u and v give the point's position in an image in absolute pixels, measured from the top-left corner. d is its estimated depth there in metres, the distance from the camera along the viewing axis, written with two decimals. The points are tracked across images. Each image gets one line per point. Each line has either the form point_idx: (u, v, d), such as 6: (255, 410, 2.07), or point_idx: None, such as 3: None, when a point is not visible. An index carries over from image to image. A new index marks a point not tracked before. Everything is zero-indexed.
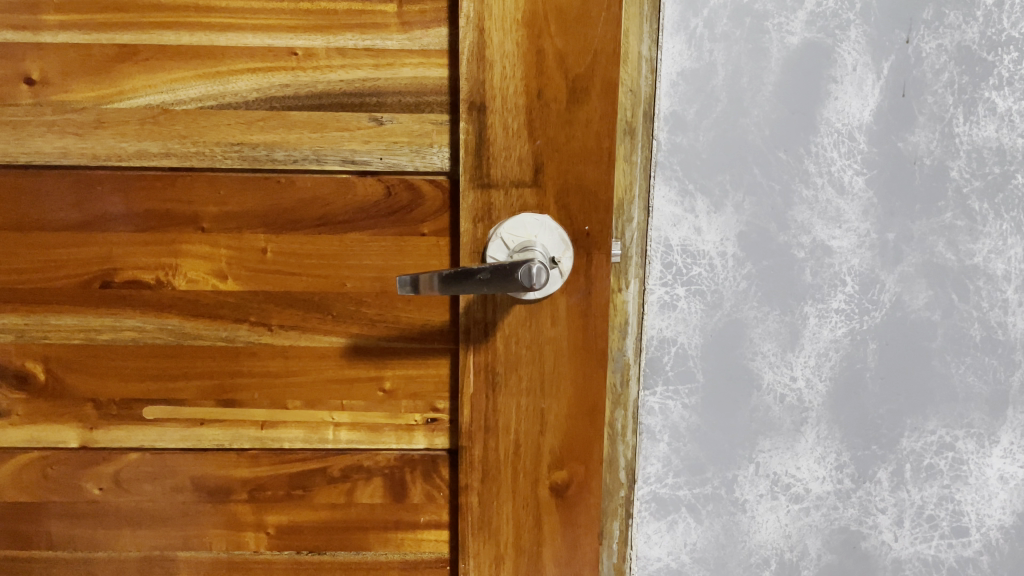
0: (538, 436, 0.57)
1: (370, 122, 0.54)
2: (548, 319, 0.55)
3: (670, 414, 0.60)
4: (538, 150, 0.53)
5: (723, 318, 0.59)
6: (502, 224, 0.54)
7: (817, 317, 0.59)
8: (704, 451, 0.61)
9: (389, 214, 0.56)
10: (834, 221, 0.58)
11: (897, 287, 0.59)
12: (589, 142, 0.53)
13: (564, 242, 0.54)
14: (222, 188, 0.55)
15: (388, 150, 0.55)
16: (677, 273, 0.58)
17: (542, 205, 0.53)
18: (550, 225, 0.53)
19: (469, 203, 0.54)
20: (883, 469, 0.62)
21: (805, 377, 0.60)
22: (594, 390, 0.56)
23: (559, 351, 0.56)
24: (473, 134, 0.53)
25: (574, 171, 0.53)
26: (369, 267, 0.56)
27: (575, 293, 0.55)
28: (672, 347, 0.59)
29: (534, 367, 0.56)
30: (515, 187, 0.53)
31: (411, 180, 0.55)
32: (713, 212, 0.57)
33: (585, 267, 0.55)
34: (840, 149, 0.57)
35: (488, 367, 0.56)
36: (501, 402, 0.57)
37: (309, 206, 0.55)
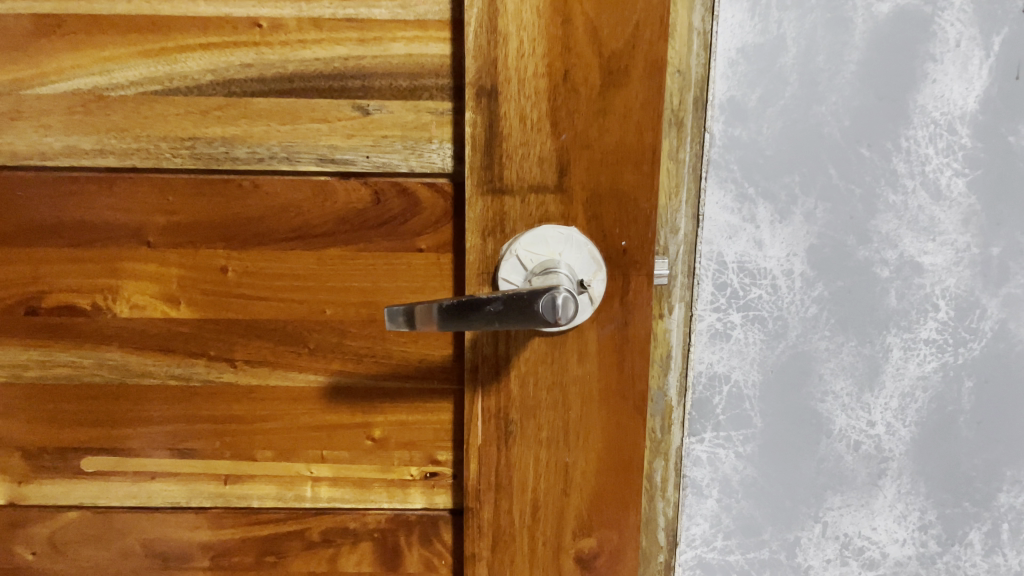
0: (561, 497, 0.47)
1: (353, 110, 0.43)
2: (574, 355, 0.44)
3: (720, 465, 0.50)
4: (564, 147, 0.42)
5: (788, 351, 0.48)
6: (518, 240, 0.43)
7: (902, 349, 0.48)
8: (760, 509, 0.51)
9: (378, 225, 0.45)
10: (926, 233, 0.47)
11: (1001, 313, 0.48)
12: (628, 137, 0.42)
13: (595, 262, 0.43)
14: (172, 193, 0.44)
15: (376, 147, 0.44)
16: (732, 296, 0.48)
17: (569, 215, 0.43)
18: (578, 240, 0.42)
19: (478, 213, 0.43)
20: (975, 530, 0.51)
21: (885, 422, 0.49)
22: (630, 442, 0.46)
23: (587, 394, 0.45)
24: (482, 127, 0.42)
25: (608, 173, 0.42)
26: (354, 291, 0.46)
27: (608, 324, 0.44)
28: (724, 385, 0.49)
29: (557, 414, 0.45)
30: (535, 193, 0.43)
31: (405, 183, 0.44)
32: (778, 221, 0.47)
33: (621, 294, 0.44)
34: (937, 143, 0.46)
35: (501, 413, 0.46)
36: (515, 456, 0.46)
37: (279, 214, 0.45)
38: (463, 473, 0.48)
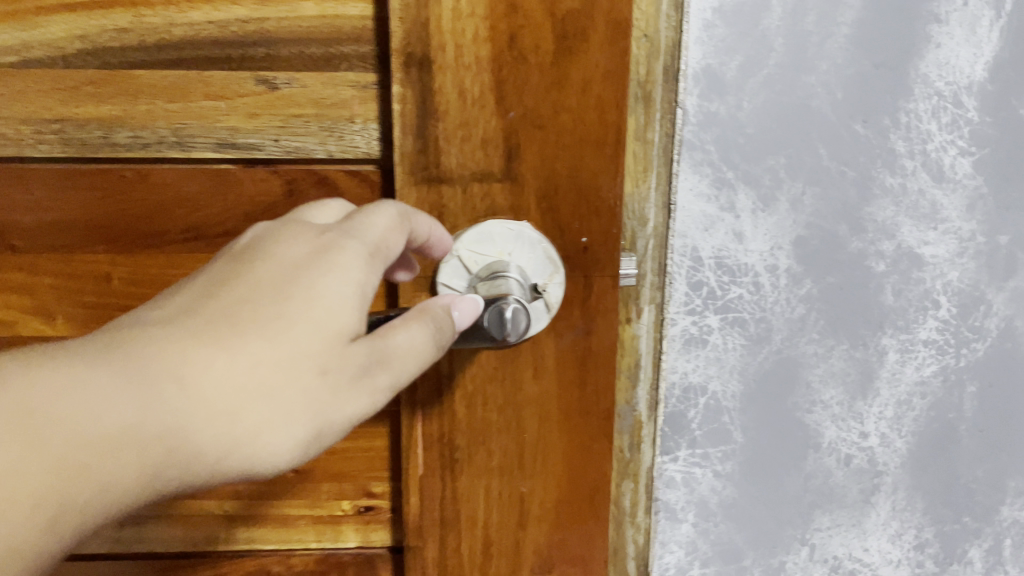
0: (516, 531, 0.40)
1: (258, 86, 0.36)
2: (528, 370, 0.38)
3: (696, 486, 0.44)
4: (511, 126, 0.35)
5: (771, 357, 0.43)
6: (461, 238, 0.36)
7: (899, 352, 0.43)
8: (741, 533, 0.45)
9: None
10: (927, 220, 0.41)
11: (1008, 309, 0.43)
12: (588, 115, 0.35)
13: (551, 262, 0.36)
14: (40, 189, 0.37)
15: (286, 127, 0.36)
16: (708, 296, 0.42)
17: (519, 207, 0.36)
18: (531, 237, 0.36)
19: (411, 205, 0.36)
20: (975, 547, 0.46)
21: (879, 433, 0.44)
22: (595, 468, 0.40)
23: (545, 414, 0.39)
24: (414, 104, 0.35)
25: (565, 157, 0.36)
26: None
27: (567, 333, 0.38)
28: (700, 398, 0.43)
29: (510, 438, 0.39)
30: (478, 181, 0.36)
31: (325, 172, 0.37)
32: (760, 209, 0.40)
33: (582, 297, 0.38)
34: (941, 118, 0.40)
35: (444, 438, 0.39)
36: (463, 486, 0.40)
37: (172, 210, 0.37)
38: (402, 507, 0.41)
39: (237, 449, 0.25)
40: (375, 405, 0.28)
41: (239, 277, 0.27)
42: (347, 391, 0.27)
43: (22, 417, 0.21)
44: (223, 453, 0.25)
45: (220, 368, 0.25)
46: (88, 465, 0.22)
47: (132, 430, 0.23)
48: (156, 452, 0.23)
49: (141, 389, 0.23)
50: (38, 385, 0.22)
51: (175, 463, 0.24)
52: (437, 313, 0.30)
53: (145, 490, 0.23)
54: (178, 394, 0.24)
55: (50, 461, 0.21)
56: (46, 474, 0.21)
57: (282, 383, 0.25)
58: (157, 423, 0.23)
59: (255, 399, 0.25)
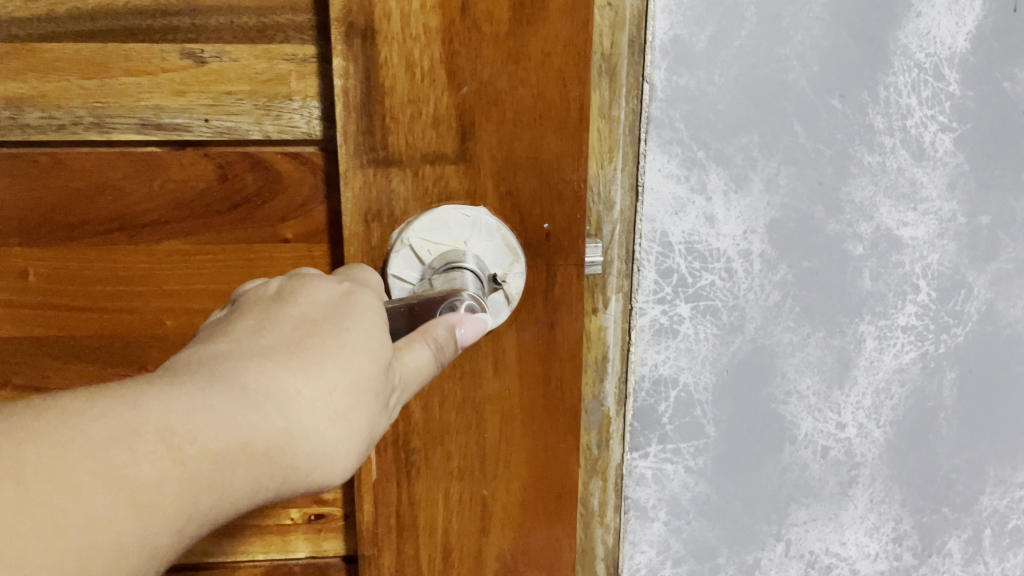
0: (478, 537, 0.38)
1: (183, 59, 0.33)
2: (488, 366, 0.36)
3: (668, 483, 0.42)
4: (464, 103, 0.32)
5: (745, 346, 0.40)
6: (411, 227, 0.33)
7: (877, 339, 0.41)
8: (715, 530, 0.43)
9: (229, 210, 0.35)
10: (906, 200, 0.39)
11: (989, 293, 0.41)
12: (548, 91, 0.32)
13: (510, 251, 0.34)
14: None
15: (216, 106, 0.34)
16: (679, 283, 0.39)
17: (475, 190, 0.33)
18: (488, 225, 0.33)
19: (357, 192, 0.33)
20: (955, 538, 0.45)
21: (856, 423, 0.42)
22: (562, 467, 0.38)
23: (507, 413, 0.36)
24: (357, 80, 0.31)
25: (525, 137, 0.33)
26: (198, 297, 0.36)
27: (530, 326, 0.36)
28: (671, 391, 0.41)
29: (470, 439, 0.36)
30: (430, 164, 0.33)
31: (262, 155, 0.35)
32: (733, 190, 0.38)
33: (545, 288, 0.35)
34: (921, 92, 0.38)
35: (398, 441, 0.36)
36: (420, 491, 0.37)
37: (92, 199, 0.35)
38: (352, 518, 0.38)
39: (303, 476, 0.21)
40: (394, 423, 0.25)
41: (273, 316, 0.23)
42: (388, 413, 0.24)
43: (99, 448, 0.17)
44: (303, 479, 0.21)
45: (293, 385, 0.21)
46: (161, 494, 0.17)
47: (216, 457, 0.19)
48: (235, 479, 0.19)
49: (204, 414, 0.19)
50: (99, 411, 0.17)
51: (241, 495, 0.19)
52: (442, 334, 0.27)
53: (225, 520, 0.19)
54: (257, 412, 0.20)
55: (163, 488, 0.17)
56: (157, 504, 0.17)
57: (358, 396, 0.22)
58: (243, 429, 0.19)
59: (330, 420, 0.21)
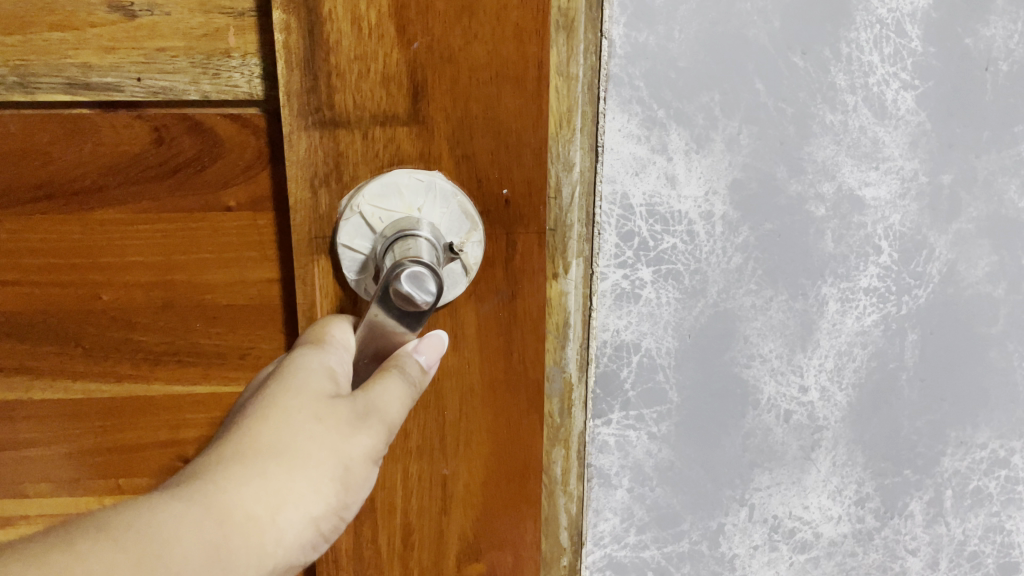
0: (440, 515, 0.41)
1: (112, 12, 0.36)
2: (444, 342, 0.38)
3: (631, 450, 0.41)
4: (416, 61, 0.33)
5: (707, 311, 0.40)
6: (364, 195, 0.35)
7: (839, 301, 0.41)
8: (679, 496, 0.42)
9: (167, 175, 0.39)
10: (868, 160, 0.39)
11: (950, 254, 0.41)
12: (507, 54, 0.33)
13: (469, 220, 0.36)
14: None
15: (144, 64, 0.37)
16: (640, 247, 0.38)
17: (430, 154, 0.35)
18: (444, 190, 0.35)
19: (307, 152, 0.34)
20: (916, 500, 0.45)
21: (819, 386, 0.42)
22: (521, 441, 0.40)
23: (465, 390, 0.39)
24: (302, 38, 0.33)
25: (477, 97, 0.34)
26: (146, 264, 0.41)
27: (489, 299, 0.38)
28: (633, 356, 0.40)
29: (430, 414, 0.39)
30: (380, 126, 0.34)
31: (201, 117, 0.38)
32: (693, 150, 0.37)
33: (505, 256, 0.37)
34: (883, 49, 0.37)
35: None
36: (378, 469, 0.40)
37: (31, 162, 0.39)
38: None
39: (273, 529, 0.25)
40: (374, 451, 0.29)
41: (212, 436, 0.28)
42: (347, 429, 0.28)
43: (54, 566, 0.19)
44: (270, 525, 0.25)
45: (225, 462, 0.25)
46: (171, 555, 0.21)
47: (182, 531, 0.22)
48: (209, 538, 0.23)
49: (201, 480, 0.24)
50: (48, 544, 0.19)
51: (234, 547, 0.24)
52: (408, 362, 0.32)
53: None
54: (214, 479, 0.24)
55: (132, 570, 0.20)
56: None
57: (280, 450, 0.26)
58: (174, 512, 0.22)
59: (264, 478, 0.25)
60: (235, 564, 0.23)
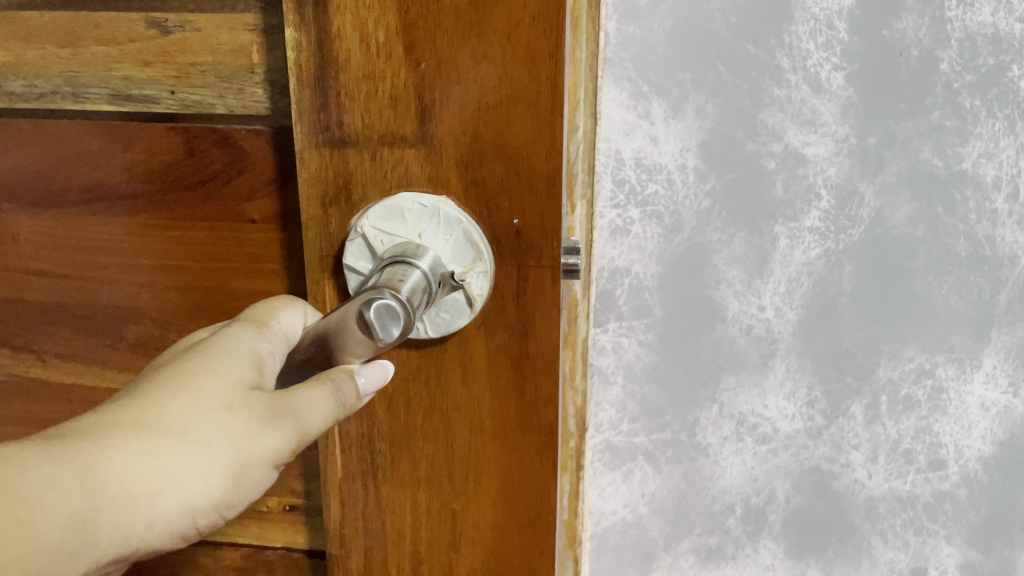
0: (449, 530, 0.48)
1: (150, 29, 0.47)
2: (455, 376, 0.45)
3: (624, 353, 0.53)
4: (428, 83, 0.40)
5: (684, 243, 0.51)
6: (376, 219, 0.42)
7: (789, 237, 0.52)
8: (663, 393, 0.54)
9: (197, 186, 0.50)
10: (808, 125, 0.50)
11: (877, 201, 0.52)
12: (516, 99, 0.40)
13: (475, 249, 0.41)
14: (16, 145, 0.51)
15: (178, 79, 0.48)
16: (630, 192, 0.50)
17: (439, 178, 0.42)
18: (450, 217, 0.41)
19: (324, 167, 0.42)
20: (857, 403, 0.56)
21: (774, 306, 0.53)
22: (522, 468, 0.46)
23: (473, 422, 0.46)
24: (317, 66, 0.41)
25: (484, 123, 0.40)
26: (183, 267, 0.52)
27: (497, 336, 0.44)
28: (625, 278, 0.52)
29: (442, 440, 0.46)
30: (389, 147, 0.42)
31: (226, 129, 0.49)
32: (671, 117, 0.49)
33: (515, 290, 0.43)
34: (818, 39, 0.48)
35: (365, 441, 0.47)
36: (388, 486, 0.48)
37: (95, 170, 0.51)
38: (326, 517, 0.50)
39: (147, 503, 0.29)
40: (278, 455, 0.32)
41: (137, 380, 0.31)
42: (257, 426, 0.31)
43: None
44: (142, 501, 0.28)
45: (127, 430, 0.28)
46: (32, 518, 0.25)
47: (54, 496, 0.25)
48: (80, 508, 0.26)
49: (95, 441, 0.27)
50: None
51: (102, 517, 0.27)
52: (342, 379, 0.34)
53: (65, 543, 0.26)
54: (107, 442, 0.28)
55: None
56: None
57: (180, 432, 0.29)
58: (55, 475, 0.25)
59: (158, 457, 0.29)
60: (98, 529, 0.27)
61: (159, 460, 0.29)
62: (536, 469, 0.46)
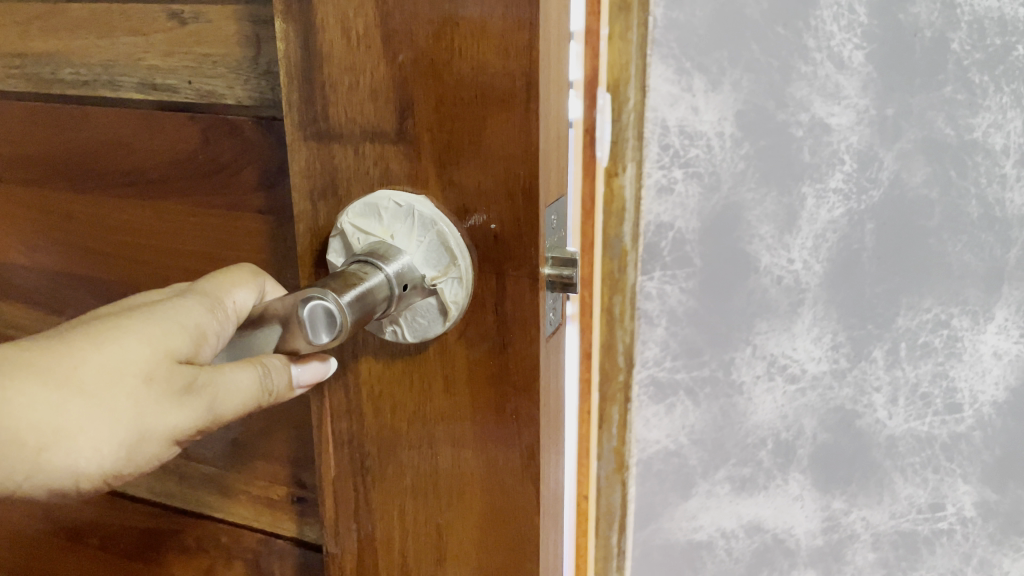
0: (434, 560, 0.44)
1: (168, 20, 0.48)
2: (439, 385, 0.40)
3: (668, 298, 0.61)
4: (404, 77, 0.36)
5: (721, 201, 0.59)
6: (358, 215, 0.38)
7: (815, 197, 0.59)
8: (701, 334, 0.62)
9: (207, 174, 0.51)
10: (832, 98, 0.57)
11: (895, 165, 0.58)
12: (488, 85, 0.34)
13: (444, 262, 0.37)
14: (62, 126, 0.55)
15: (194, 72, 0.49)
16: (674, 155, 0.58)
17: (418, 177, 0.37)
18: (422, 218, 0.37)
19: (305, 160, 0.40)
20: (879, 348, 0.62)
21: (802, 259, 0.60)
22: (505, 498, 0.41)
23: (453, 442, 0.41)
24: (299, 50, 0.38)
25: (461, 120, 0.35)
26: (196, 254, 0.53)
27: (478, 346, 0.39)
28: (669, 232, 0.60)
29: (424, 457, 0.42)
30: (371, 142, 0.38)
31: (236, 120, 0.48)
32: (710, 90, 0.57)
33: (497, 300, 0.38)
34: (841, 22, 0.55)
35: (354, 444, 0.44)
36: (377, 498, 0.44)
37: (122, 154, 0.53)
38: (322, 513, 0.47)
39: (43, 443, 0.34)
40: (180, 424, 0.36)
41: (75, 323, 0.37)
42: (168, 404, 0.35)
43: None
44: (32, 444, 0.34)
45: (31, 374, 0.34)
46: None
47: None
48: None
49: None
50: None
51: None
52: (273, 362, 0.37)
53: None
54: (13, 389, 0.33)
55: None
56: None
57: (88, 393, 0.34)
58: None
59: (57, 407, 0.34)
60: None
61: (53, 407, 0.34)
62: (516, 501, 0.41)
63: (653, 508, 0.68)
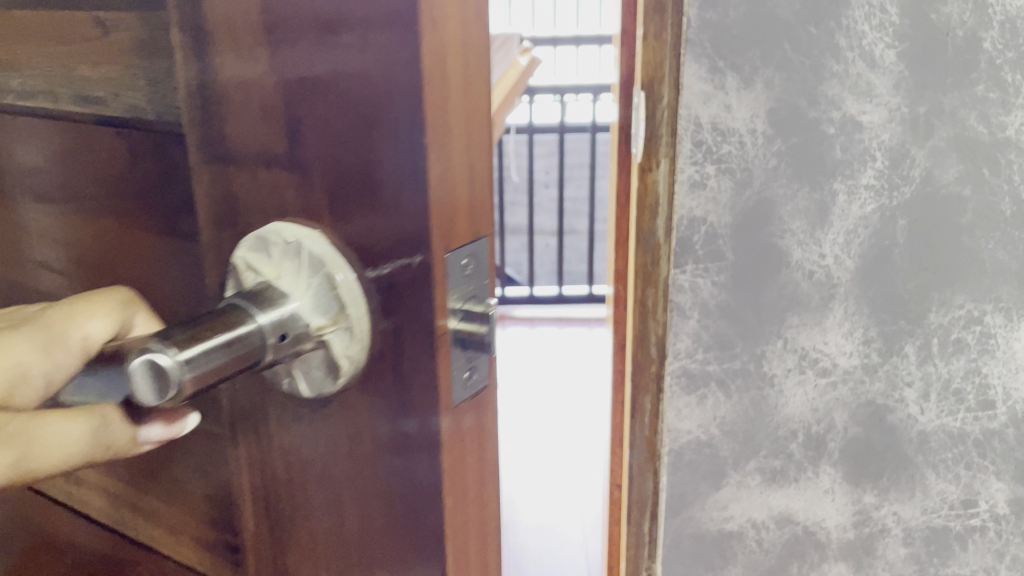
0: None
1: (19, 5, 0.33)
2: (345, 474, 0.29)
3: (700, 291, 0.63)
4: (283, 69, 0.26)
5: (753, 196, 0.60)
6: (246, 247, 0.28)
7: (846, 193, 0.60)
8: (733, 328, 0.63)
9: (70, 199, 0.36)
10: (864, 96, 0.58)
11: (927, 162, 0.59)
12: (374, 63, 0.24)
13: (327, 314, 0.26)
14: None
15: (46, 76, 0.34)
16: (707, 151, 0.60)
17: (313, 207, 0.27)
18: (309, 259, 0.26)
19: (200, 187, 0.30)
20: (910, 343, 0.63)
21: (833, 254, 0.61)
22: None
23: (369, 544, 0.29)
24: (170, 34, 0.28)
25: (342, 121, 0.25)
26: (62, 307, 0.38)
27: (384, 424, 0.27)
28: (702, 226, 0.61)
29: (336, 563, 0.31)
30: (266, 165, 0.27)
31: (158, 135, 0.31)
32: (743, 88, 0.58)
33: (393, 364, 0.27)
34: (872, 22, 0.57)
35: (265, 543, 0.33)
36: None
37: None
38: None
39: None
40: None
41: None
42: None
43: None
44: None
45: None
46: None
47: None
48: None
49: None
50: None
51: None
52: (116, 416, 0.27)
53: None
54: None
55: None
56: None
57: None
58: None
59: None
60: None
61: None
62: None
63: (684, 498, 0.69)
